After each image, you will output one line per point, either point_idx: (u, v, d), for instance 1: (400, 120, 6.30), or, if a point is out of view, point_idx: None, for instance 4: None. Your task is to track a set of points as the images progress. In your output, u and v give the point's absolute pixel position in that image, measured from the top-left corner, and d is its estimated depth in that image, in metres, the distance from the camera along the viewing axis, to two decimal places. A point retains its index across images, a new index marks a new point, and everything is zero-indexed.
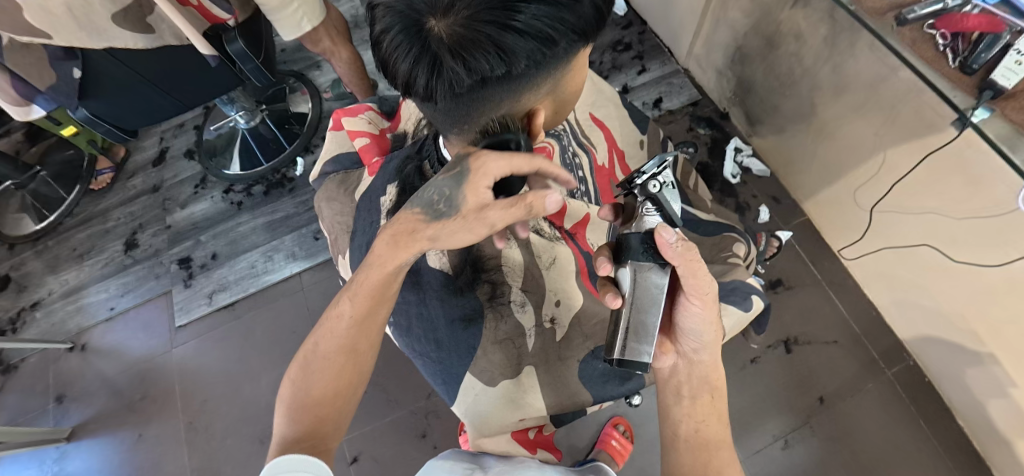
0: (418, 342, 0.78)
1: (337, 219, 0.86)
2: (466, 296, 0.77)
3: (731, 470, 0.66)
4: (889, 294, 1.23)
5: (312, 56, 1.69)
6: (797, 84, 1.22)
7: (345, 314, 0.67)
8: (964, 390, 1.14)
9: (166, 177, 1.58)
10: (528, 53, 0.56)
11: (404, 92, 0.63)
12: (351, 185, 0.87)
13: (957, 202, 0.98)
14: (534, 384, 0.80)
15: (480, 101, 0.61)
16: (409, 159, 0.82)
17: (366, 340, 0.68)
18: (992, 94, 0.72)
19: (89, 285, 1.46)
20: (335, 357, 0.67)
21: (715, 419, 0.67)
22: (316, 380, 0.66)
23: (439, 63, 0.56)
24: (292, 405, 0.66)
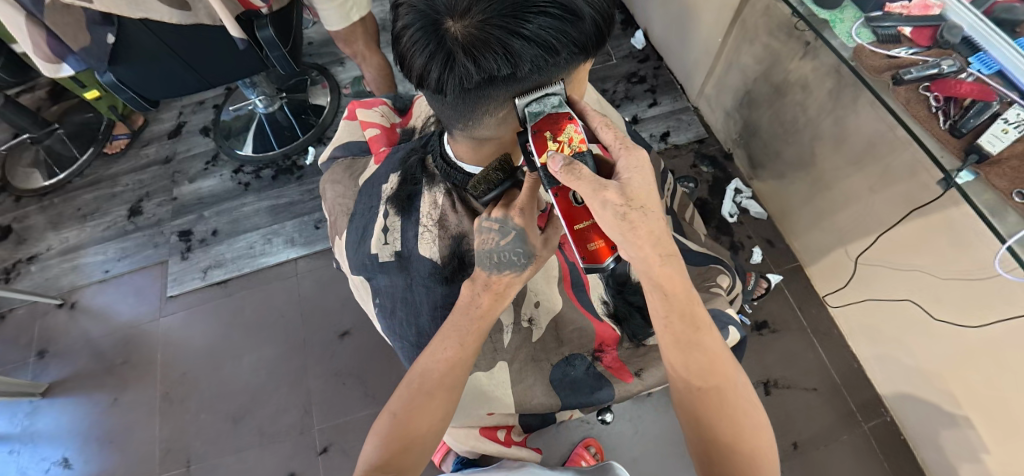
0: (401, 330, 0.80)
1: (338, 202, 0.88)
2: (452, 285, 0.78)
3: (719, 360, 0.63)
4: (871, 348, 1.24)
5: (337, 52, 1.74)
6: (800, 133, 1.25)
7: (441, 354, 0.68)
8: (938, 452, 1.15)
9: (179, 150, 1.61)
10: (532, 59, 0.59)
11: (417, 86, 0.66)
12: (357, 171, 0.90)
13: (943, 262, 1.00)
14: (507, 385, 0.81)
15: (486, 100, 0.63)
16: (414, 151, 0.86)
17: (461, 373, 0.68)
18: (977, 158, 0.76)
19: (87, 246, 1.48)
20: (431, 388, 0.67)
21: (678, 318, 0.62)
22: (405, 411, 0.67)
23: (452, 59, 0.59)
24: (385, 432, 0.66)
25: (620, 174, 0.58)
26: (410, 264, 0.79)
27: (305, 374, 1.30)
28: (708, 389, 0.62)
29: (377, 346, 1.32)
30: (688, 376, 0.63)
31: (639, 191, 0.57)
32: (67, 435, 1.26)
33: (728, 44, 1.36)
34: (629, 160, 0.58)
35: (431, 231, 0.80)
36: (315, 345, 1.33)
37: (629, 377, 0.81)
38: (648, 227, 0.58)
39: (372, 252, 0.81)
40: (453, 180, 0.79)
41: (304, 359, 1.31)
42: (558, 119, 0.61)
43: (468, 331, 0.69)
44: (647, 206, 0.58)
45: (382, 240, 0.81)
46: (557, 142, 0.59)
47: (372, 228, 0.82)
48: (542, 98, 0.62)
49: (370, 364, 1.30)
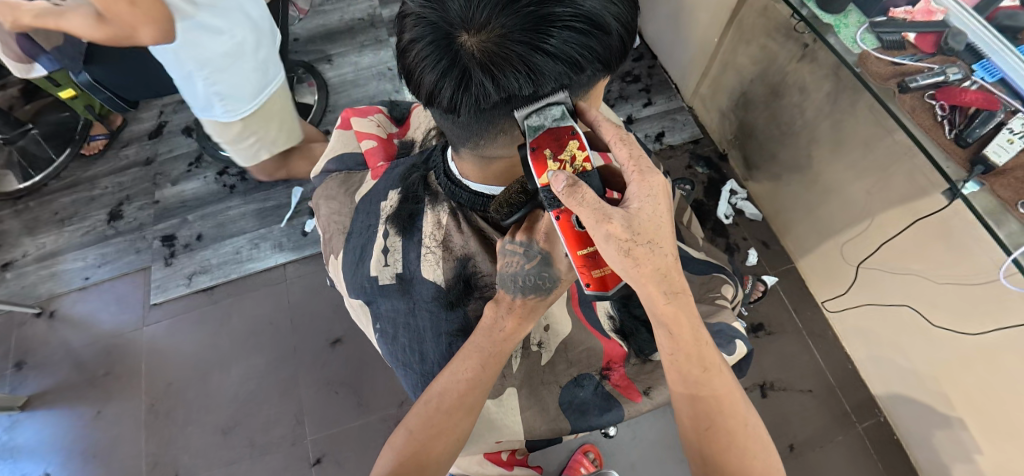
0: (402, 353, 0.77)
1: (334, 219, 0.85)
2: (456, 310, 0.75)
3: (732, 403, 0.62)
4: (866, 350, 1.25)
5: (324, 50, 1.69)
6: (797, 135, 1.25)
7: (459, 375, 0.67)
8: (931, 453, 1.16)
9: (160, 151, 1.56)
10: (555, 76, 0.57)
11: (426, 104, 0.63)
12: (352, 185, 0.87)
13: (939, 266, 1.00)
14: (515, 407, 0.79)
15: (501, 119, 0.61)
16: (415, 168, 0.84)
17: (478, 394, 0.67)
18: (984, 169, 0.76)
19: (66, 252, 1.43)
20: (446, 410, 0.66)
21: (687, 357, 0.62)
22: (419, 429, 0.65)
23: (468, 77, 0.57)
24: (400, 447, 0.65)
25: (629, 204, 0.56)
26: (412, 285, 0.77)
27: (296, 384, 1.27)
28: (716, 429, 0.61)
29: (370, 353, 1.30)
30: (694, 415, 0.62)
31: (646, 224, 0.56)
32: (49, 450, 1.22)
33: (725, 45, 1.34)
34: (640, 187, 0.56)
35: (434, 252, 0.77)
36: (306, 354, 1.30)
37: (637, 396, 0.79)
38: (654, 263, 0.57)
39: (371, 275, 0.78)
40: (458, 199, 0.77)
41: (295, 369, 1.28)
42: (560, 133, 0.58)
43: (489, 353, 0.67)
44: (654, 241, 0.56)
45: (382, 261, 0.78)
46: (558, 162, 0.58)
47: (372, 248, 0.80)
48: (544, 108, 0.59)
49: (364, 373, 1.28)
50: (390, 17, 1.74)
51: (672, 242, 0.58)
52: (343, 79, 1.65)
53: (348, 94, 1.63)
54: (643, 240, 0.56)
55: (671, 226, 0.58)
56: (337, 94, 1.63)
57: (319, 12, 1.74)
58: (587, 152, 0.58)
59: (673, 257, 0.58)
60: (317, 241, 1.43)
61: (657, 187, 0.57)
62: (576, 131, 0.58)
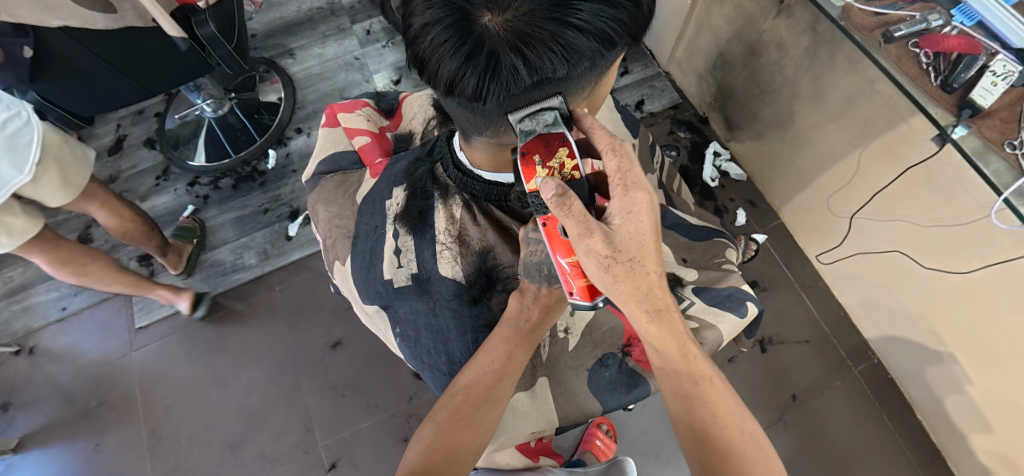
0: (427, 354, 0.75)
1: (336, 223, 0.82)
2: (480, 305, 0.75)
3: (724, 409, 0.63)
4: (857, 296, 1.29)
5: (285, 44, 1.61)
6: (777, 93, 1.25)
7: (485, 366, 0.67)
8: (925, 388, 1.21)
9: (123, 167, 1.47)
10: (588, 53, 0.56)
11: (445, 94, 0.60)
12: (351, 187, 0.84)
13: (925, 210, 1.02)
14: (546, 394, 0.80)
15: (530, 104, 0.59)
16: (419, 161, 0.81)
17: (504, 386, 0.67)
18: (971, 112, 0.77)
19: (36, 283, 1.35)
20: (473, 402, 0.66)
21: (674, 372, 0.65)
22: (449, 419, 0.65)
23: (497, 60, 0.55)
24: (430, 434, 0.65)
25: (611, 220, 0.57)
26: (430, 284, 0.76)
27: (301, 393, 1.24)
28: (710, 440, 0.61)
29: (372, 352, 1.28)
30: (688, 425, 0.63)
31: (627, 241, 0.57)
32: None
33: (698, 7, 1.33)
34: (623, 204, 0.57)
35: (450, 248, 0.76)
36: (306, 361, 1.27)
37: None
38: (636, 281, 0.58)
39: (386, 278, 0.77)
40: (471, 190, 0.76)
41: (296, 377, 1.26)
42: (550, 139, 0.58)
43: (513, 343, 0.68)
44: (635, 259, 0.58)
45: (396, 262, 0.77)
46: (548, 168, 0.57)
47: (382, 251, 0.77)
48: (537, 113, 0.59)
49: (367, 373, 1.26)
50: (350, 4, 1.67)
51: (655, 261, 0.60)
52: (309, 73, 1.58)
53: (316, 88, 1.56)
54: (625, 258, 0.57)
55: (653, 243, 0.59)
56: (305, 89, 1.56)
57: (275, 4, 1.65)
58: (576, 160, 0.57)
59: (655, 276, 0.60)
60: (303, 244, 1.39)
61: (642, 203, 0.57)
62: (565, 138, 0.58)
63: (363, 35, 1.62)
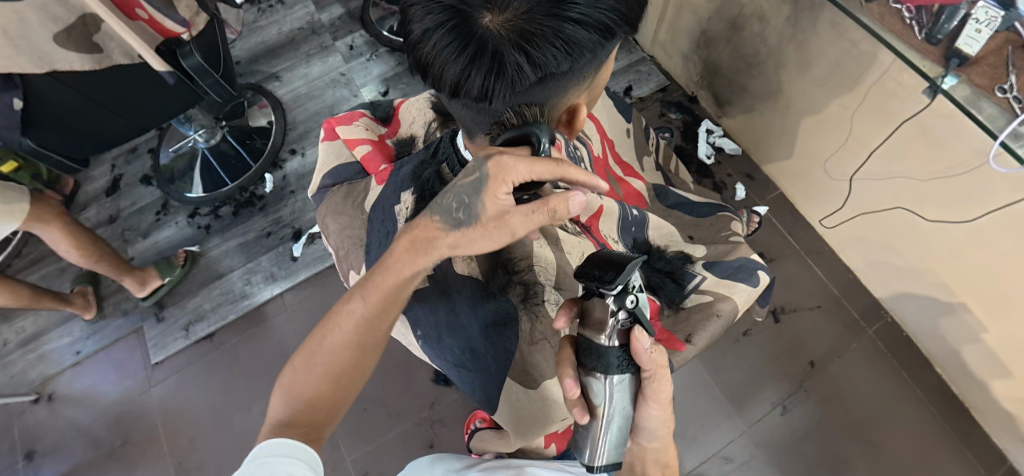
0: (451, 354, 0.77)
1: (347, 234, 0.83)
2: (499, 300, 0.77)
3: None
4: (863, 257, 1.30)
5: (269, 68, 1.62)
6: (763, 65, 1.26)
7: (357, 312, 0.63)
8: (941, 340, 1.21)
9: (123, 206, 1.47)
10: (589, 45, 0.56)
11: (450, 96, 0.61)
12: (358, 197, 0.85)
13: (923, 165, 1.03)
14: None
15: (536, 100, 0.60)
16: (425, 164, 0.80)
17: (374, 334, 0.64)
18: (959, 61, 0.78)
19: (49, 330, 1.35)
20: (340, 350, 0.64)
21: None
22: (317, 371, 0.64)
23: (500, 60, 0.55)
24: (295, 382, 0.64)
25: None
26: (448, 286, 0.75)
27: None
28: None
29: (389, 363, 1.28)
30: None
31: None
32: None
33: None
34: None
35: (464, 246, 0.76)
36: None
37: (682, 345, 0.79)
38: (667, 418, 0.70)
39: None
40: None
41: None
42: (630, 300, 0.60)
43: (386, 292, 0.63)
44: None
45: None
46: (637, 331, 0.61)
47: None
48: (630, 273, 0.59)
49: (386, 384, 1.26)
50: (330, 21, 1.67)
51: None
52: (296, 94, 1.58)
53: (306, 108, 1.57)
54: None
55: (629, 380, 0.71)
56: (294, 110, 1.57)
57: (255, 29, 1.66)
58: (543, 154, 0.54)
59: None
60: (308, 264, 1.39)
61: None
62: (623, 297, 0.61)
63: (346, 51, 1.63)
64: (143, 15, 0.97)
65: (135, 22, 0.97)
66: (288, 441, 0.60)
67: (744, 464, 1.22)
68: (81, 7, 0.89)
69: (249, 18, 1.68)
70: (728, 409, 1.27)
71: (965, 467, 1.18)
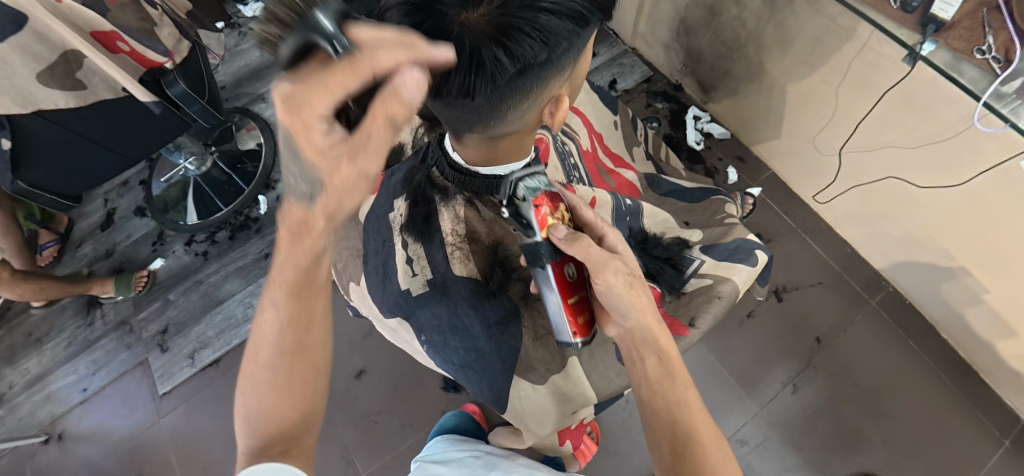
0: (455, 355, 0.78)
1: (345, 246, 0.86)
2: (498, 299, 0.77)
3: (699, 424, 0.63)
4: (860, 230, 1.30)
5: (254, 90, 1.62)
6: (743, 48, 1.27)
7: (274, 316, 0.57)
8: (944, 306, 1.22)
9: (118, 240, 1.47)
10: (564, 34, 0.57)
11: (433, 97, 0.62)
12: (353, 208, 0.86)
13: (912, 133, 1.03)
14: (583, 376, 0.82)
15: (517, 93, 0.60)
16: (416, 169, 0.82)
17: (307, 330, 0.58)
18: (935, 27, 0.79)
19: (54, 369, 1.34)
20: (278, 362, 0.57)
21: (666, 383, 0.64)
22: (264, 395, 0.57)
23: (479, 56, 0.56)
24: (248, 413, 0.58)
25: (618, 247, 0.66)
26: (447, 287, 0.77)
27: (335, 427, 1.24)
28: (686, 451, 0.61)
29: (397, 374, 1.29)
30: (670, 434, 0.63)
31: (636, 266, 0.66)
32: None
33: None
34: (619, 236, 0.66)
35: (461, 248, 0.77)
36: (333, 394, 1.27)
37: (686, 330, 0.80)
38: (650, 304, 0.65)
39: (402, 289, 0.78)
40: (472, 188, 0.76)
41: (327, 412, 1.26)
42: (550, 195, 0.65)
43: (294, 283, 0.56)
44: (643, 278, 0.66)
45: (410, 272, 0.78)
46: (556, 217, 0.64)
47: (395, 263, 0.79)
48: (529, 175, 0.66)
49: (396, 395, 1.26)
50: None
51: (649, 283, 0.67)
52: None
53: None
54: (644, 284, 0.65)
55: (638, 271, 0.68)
56: None
57: (237, 53, 1.66)
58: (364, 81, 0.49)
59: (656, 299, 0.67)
60: None
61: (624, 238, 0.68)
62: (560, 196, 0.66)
63: None
64: (124, 47, 0.98)
65: (116, 55, 0.97)
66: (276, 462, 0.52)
67: (760, 446, 1.22)
68: (62, 44, 0.90)
69: (231, 42, 1.68)
70: (740, 391, 1.27)
71: (979, 429, 1.19)
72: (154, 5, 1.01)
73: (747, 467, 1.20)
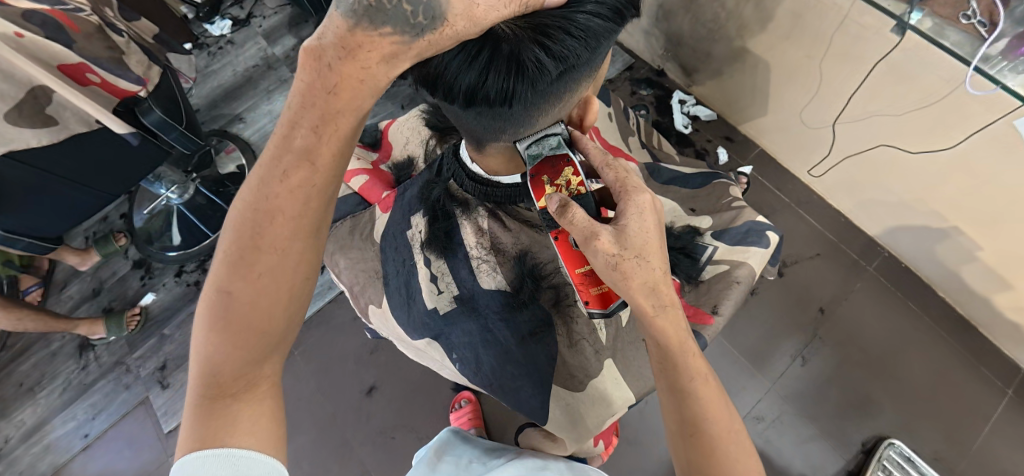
0: (491, 370, 0.84)
1: (359, 268, 0.91)
2: (530, 307, 0.83)
3: (710, 411, 0.59)
4: (852, 199, 1.32)
5: (230, 111, 1.57)
6: (724, 29, 1.26)
7: (278, 214, 0.56)
8: (938, 266, 1.24)
9: (105, 277, 1.42)
10: (600, 34, 0.59)
11: (466, 105, 0.63)
12: (365, 228, 0.92)
13: (895, 99, 1.02)
14: (618, 377, 0.83)
15: (553, 94, 0.62)
16: (431, 183, 0.89)
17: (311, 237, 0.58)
18: None
19: (51, 418, 1.29)
20: (267, 264, 0.56)
21: (668, 368, 0.60)
22: (244, 295, 0.56)
23: (519, 59, 0.57)
24: (217, 323, 0.56)
25: (621, 218, 0.58)
26: (477, 302, 0.85)
27: (350, 446, 1.22)
28: (696, 440, 0.58)
29: (411, 387, 1.27)
30: (681, 419, 0.59)
31: (635, 239, 0.58)
32: None
33: None
34: (629, 205, 0.59)
35: (487, 260, 0.85)
36: (345, 414, 1.25)
37: (710, 318, 0.82)
38: (644, 279, 0.58)
39: (430, 308, 0.86)
40: (493, 199, 0.84)
41: (342, 432, 1.24)
42: (555, 161, 0.65)
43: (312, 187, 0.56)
44: (643, 256, 0.58)
45: (436, 290, 0.85)
46: (556, 186, 0.64)
47: (420, 282, 0.86)
48: (542, 139, 0.66)
49: (411, 407, 1.25)
50: (284, 54, 1.64)
51: (660, 257, 0.59)
52: (263, 133, 1.55)
53: None
54: (644, 259, 0.58)
55: (661, 245, 0.59)
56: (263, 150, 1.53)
57: (208, 74, 1.61)
58: None
59: (662, 271, 0.59)
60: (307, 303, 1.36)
61: (645, 204, 0.59)
62: (570, 158, 0.64)
63: None
64: (94, 78, 0.93)
65: (87, 88, 0.92)
66: (241, 451, 0.54)
67: (776, 421, 1.24)
68: (28, 80, 0.86)
69: (201, 64, 1.63)
70: (750, 368, 1.28)
71: (981, 381, 1.22)
72: (119, 32, 0.97)
73: (764, 442, 1.23)
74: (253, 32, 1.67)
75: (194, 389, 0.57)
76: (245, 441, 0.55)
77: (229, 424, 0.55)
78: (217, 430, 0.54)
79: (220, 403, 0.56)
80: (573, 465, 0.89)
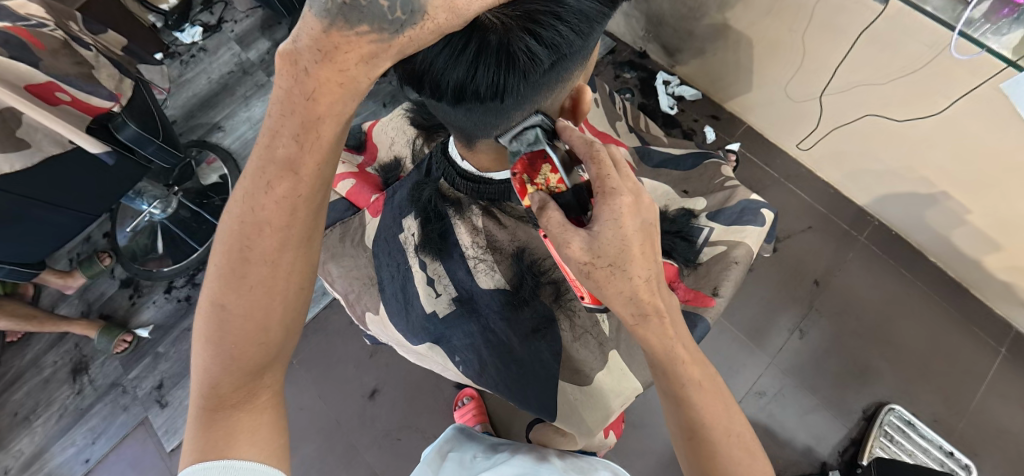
0: (495, 369, 0.83)
1: (353, 275, 0.89)
2: (532, 304, 0.83)
3: (709, 417, 0.58)
4: (841, 170, 1.32)
5: (208, 119, 1.54)
6: (704, 8, 1.24)
7: (266, 227, 0.54)
8: (929, 231, 1.25)
9: (92, 299, 1.39)
10: (590, 16, 0.58)
11: (458, 101, 0.62)
12: (356, 234, 0.91)
13: (880, 69, 1.01)
14: (623, 367, 0.83)
15: (547, 83, 0.61)
16: (421, 185, 0.87)
17: (300, 248, 0.56)
18: None
19: (50, 445, 1.27)
20: (258, 277, 0.54)
21: (663, 377, 0.59)
22: (237, 311, 0.54)
23: (510, 51, 0.56)
24: (215, 337, 0.55)
25: (593, 224, 0.54)
26: (477, 302, 0.84)
27: (357, 451, 1.22)
28: (699, 443, 0.58)
29: (414, 387, 1.26)
30: (678, 424, 0.60)
31: (609, 246, 0.53)
32: None
33: None
34: (603, 210, 0.53)
35: (484, 259, 0.85)
36: (349, 419, 1.24)
37: (711, 300, 0.83)
38: (618, 287, 0.55)
39: (428, 312, 0.85)
40: (486, 195, 0.83)
41: (347, 437, 1.23)
42: (533, 157, 0.62)
43: (301, 197, 0.55)
44: (616, 264, 0.54)
45: (433, 293, 0.85)
46: (535, 184, 0.60)
47: (416, 285, 0.85)
48: (521, 134, 0.64)
49: (416, 408, 1.25)
50: (259, 58, 1.60)
51: (643, 264, 0.55)
52: (243, 141, 1.52)
53: None
54: (615, 265, 0.54)
55: (642, 252, 0.54)
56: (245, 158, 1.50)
57: (183, 84, 1.57)
58: None
59: (647, 279, 0.55)
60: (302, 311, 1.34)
61: (622, 207, 0.53)
62: (547, 155, 0.61)
63: None
64: (64, 96, 0.89)
65: (58, 107, 0.89)
66: (242, 462, 0.53)
67: (777, 395, 1.25)
68: None
69: (174, 73, 1.59)
70: (749, 344, 1.29)
71: (975, 341, 1.24)
72: (86, 46, 0.94)
73: (767, 417, 1.24)
74: (226, 37, 1.62)
75: (195, 402, 0.56)
76: (247, 452, 0.54)
77: (228, 436, 0.54)
78: (220, 440, 0.54)
79: (219, 415, 0.55)
80: (582, 458, 0.90)
